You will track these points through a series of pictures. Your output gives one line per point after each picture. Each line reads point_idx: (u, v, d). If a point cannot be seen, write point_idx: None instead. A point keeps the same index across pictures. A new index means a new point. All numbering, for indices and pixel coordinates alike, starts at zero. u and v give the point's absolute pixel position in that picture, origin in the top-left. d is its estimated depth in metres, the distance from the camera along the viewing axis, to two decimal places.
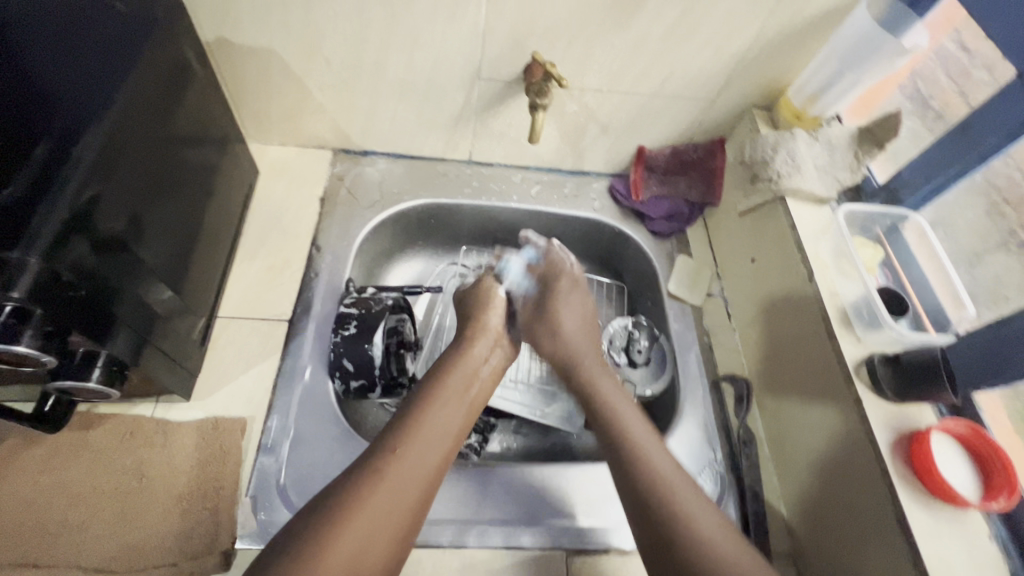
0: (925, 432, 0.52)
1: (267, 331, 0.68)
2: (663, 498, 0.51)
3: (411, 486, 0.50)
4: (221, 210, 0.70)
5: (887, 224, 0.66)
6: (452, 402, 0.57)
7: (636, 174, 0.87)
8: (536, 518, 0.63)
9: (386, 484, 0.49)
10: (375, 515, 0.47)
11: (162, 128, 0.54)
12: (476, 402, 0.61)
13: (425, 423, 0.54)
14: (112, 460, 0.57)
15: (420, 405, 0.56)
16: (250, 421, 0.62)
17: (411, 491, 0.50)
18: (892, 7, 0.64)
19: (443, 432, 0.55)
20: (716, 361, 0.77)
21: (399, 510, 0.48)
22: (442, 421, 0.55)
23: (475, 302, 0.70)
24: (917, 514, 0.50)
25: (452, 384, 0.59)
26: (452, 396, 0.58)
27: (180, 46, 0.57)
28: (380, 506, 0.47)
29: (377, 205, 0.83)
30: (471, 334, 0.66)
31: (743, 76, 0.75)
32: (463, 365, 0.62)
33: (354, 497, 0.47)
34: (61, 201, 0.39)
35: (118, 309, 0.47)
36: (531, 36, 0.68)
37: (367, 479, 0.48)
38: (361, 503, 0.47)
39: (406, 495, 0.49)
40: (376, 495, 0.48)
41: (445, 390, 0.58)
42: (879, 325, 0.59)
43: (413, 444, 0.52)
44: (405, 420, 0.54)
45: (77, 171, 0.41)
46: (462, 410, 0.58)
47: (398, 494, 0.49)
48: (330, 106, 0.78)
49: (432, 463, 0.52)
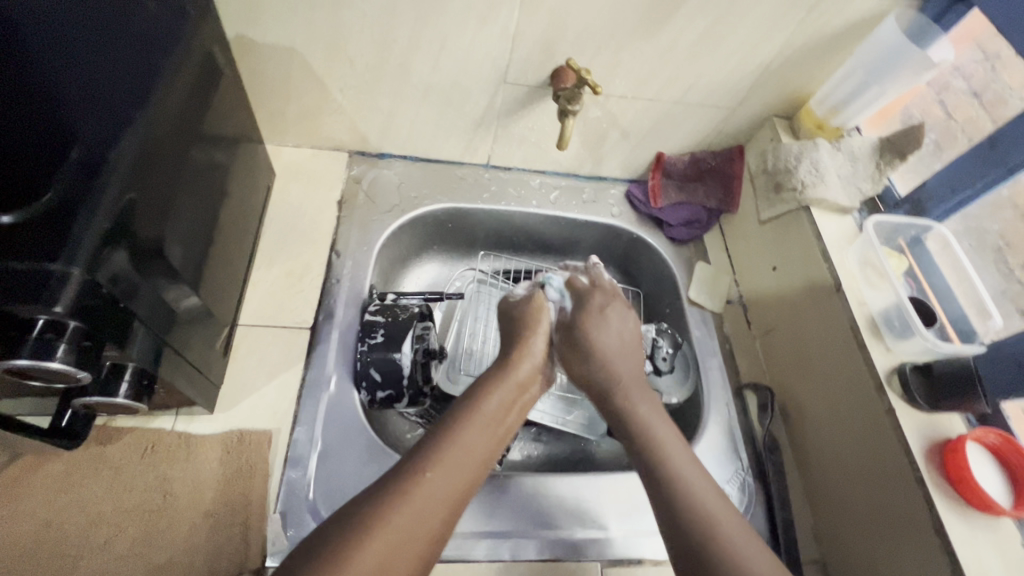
0: (960, 441, 0.53)
1: (289, 340, 0.66)
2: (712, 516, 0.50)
3: (434, 508, 0.48)
4: (240, 214, 0.67)
5: (912, 234, 0.67)
6: (485, 426, 0.56)
7: (655, 180, 0.87)
8: (569, 529, 0.62)
9: (412, 504, 0.47)
10: (398, 535, 0.45)
11: (188, 127, 0.51)
12: (508, 427, 0.60)
13: (456, 445, 0.53)
14: (133, 476, 0.54)
15: (453, 429, 0.55)
16: (276, 433, 0.60)
17: (435, 512, 0.48)
18: (919, 19, 0.65)
19: (473, 453, 0.53)
20: (738, 368, 0.77)
21: (422, 532, 0.46)
22: (474, 443, 0.54)
23: (521, 317, 0.70)
24: (955, 523, 0.51)
25: (489, 409, 0.58)
26: (485, 421, 0.57)
27: (209, 45, 0.54)
28: (404, 525, 0.46)
29: (396, 210, 0.81)
30: (515, 356, 0.65)
31: (766, 85, 0.75)
32: (502, 387, 0.61)
33: (378, 513, 0.45)
34: (101, 208, 0.37)
35: (139, 306, 0.43)
36: (562, 42, 0.67)
37: (393, 497, 0.47)
38: (384, 521, 0.45)
39: (429, 517, 0.47)
40: (401, 513, 0.46)
41: (479, 413, 0.57)
42: (911, 334, 0.59)
43: (443, 464, 0.51)
44: (436, 442, 0.53)
45: (116, 177, 0.39)
46: (495, 435, 0.57)
47: (422, 515, 0.47)
48: (350, 107, 0.76)
49: (458, 486, 0.51)
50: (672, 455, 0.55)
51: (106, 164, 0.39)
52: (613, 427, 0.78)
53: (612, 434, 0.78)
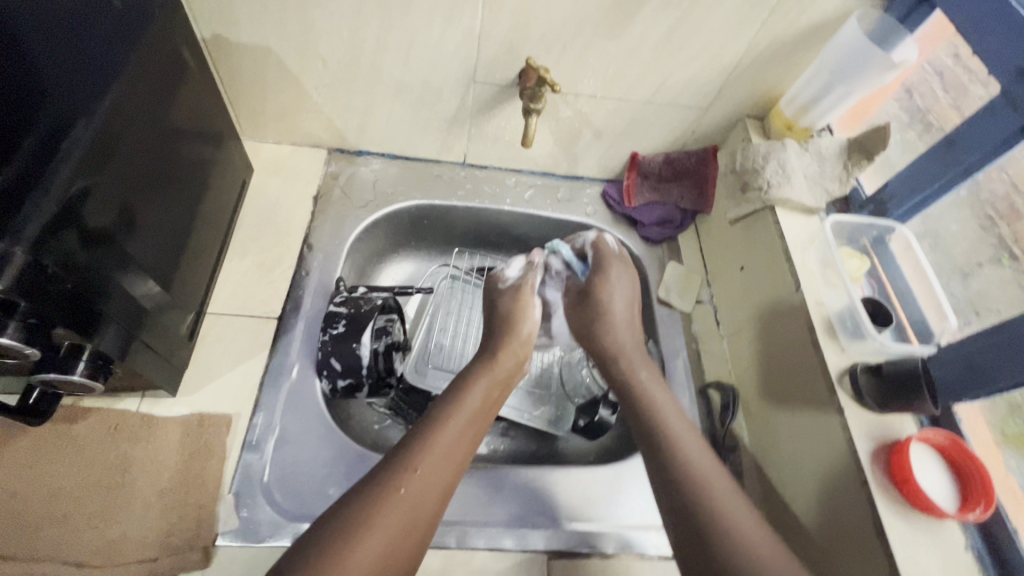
0: (905, 442, 0.52)
1: (256, 328, 0.68)
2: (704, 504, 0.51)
3: (428, 501, 0.51)
4: (214, 207, 0.70)
5: (874, 234, 0.67)
6: (469, 417, 0.59)
7: (630, 180, 0.87)
8: (520, 520, 0.63)
9: (406, 500, 0.50)
10: (395, 529, 0.48)
11: (155, 126, 0.54)
12: (487, 417, 0.62)
13: (441, 437, 0.55)
14: (95, 454, 0.57)
15: (439, 421, 0.57)
16: (236, 417, 0.62)
17: (428, 505, 0.51)
18: (884, 20, 0.65)
19: (457, 445, 0.56)
20: (704, 368, 0.77)
21: (417, 525, 0.50)
22: (457, 435, 0.57)
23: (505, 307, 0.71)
24: (897, 524, 0.51)
25: (472, 401, 0.60)
26: (468, 412, 0.59)
27: (176, 42, 0.57)
28: (400, 520, 0.48)
29: (370, 205, 0.83)
30: (497, 346, 0.68)
31: (736, 86, 0.75)
32: (485, 377, 0.64)
33: (374, 509, 0.48)
34: (50, 192, 0.40)
35: (107, 307, 0.48)
36: (527, 42, 0.68)
37: (388, 493, 0.49)
38: (382, 516, 0.48)
39: (422, 509, 0.50)
40: (397, 509, 0.49)
41: (463, 405, 0.59)
42: (862, 335, 0.59)
43: (431, 458, 0.53)
44: (423, 436, 0.55)
45: (67, 164, 0.41)
46: (475, 425, 0.59)
47: (415, 509, 0.50)
48: (326, 106, 0.78)
49: (447, 478, 0.53)
50: (678, 436, 0.57)
51: (60, 149, 0.41)
52: (577, 423, 0.76)
53: (575, 429, 0.77)
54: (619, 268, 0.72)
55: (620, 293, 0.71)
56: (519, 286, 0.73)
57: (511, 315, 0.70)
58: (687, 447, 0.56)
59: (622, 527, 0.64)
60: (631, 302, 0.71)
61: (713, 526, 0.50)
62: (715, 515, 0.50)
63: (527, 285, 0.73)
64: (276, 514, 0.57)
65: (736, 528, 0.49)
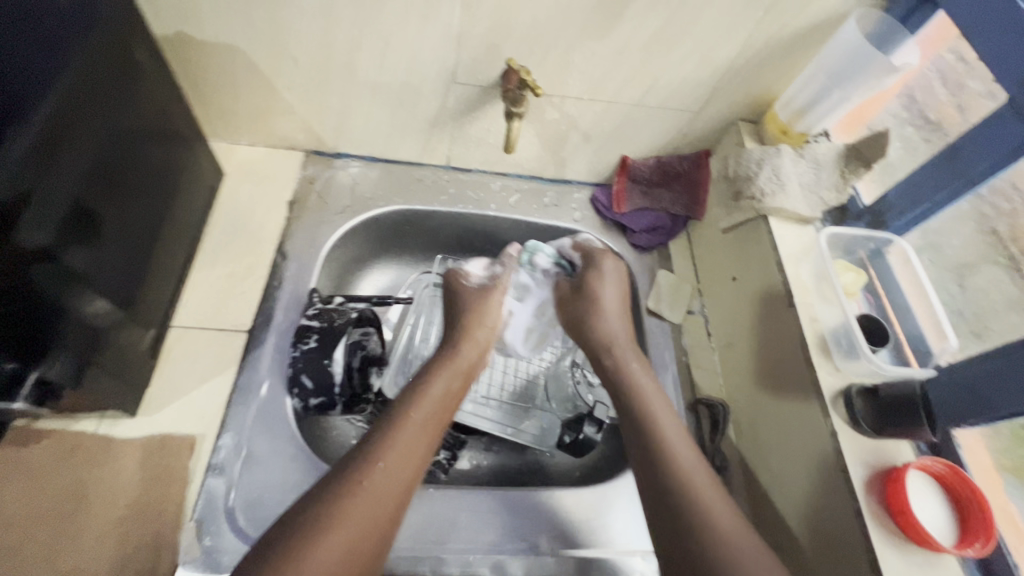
0: (901, 471, 0.50)
1: (225, 343, 0.65)
2: (687, 494, 0.49)
3: (391, 494, 0.49)
4: (179, 213, 0.66)
5: (871, 247, 0.64)
6: (432, 410, 0.57)
7: (619, 184, 0.84)
8: (498, 546, 0.61)
9: (366, 494, 0.48)
10: (356, 525, 0.46)
11: (105, 132, 0.50)
12: (452, 412, 0.60)
13: (404, 429, 0.53)
14: (50, 480, 0.54)
15: (401, 414, 0.55)
16: (200, 439, 0.59)
17: (391, 499, 0.49)
18: (885, 21, 0.61)
19: (420, 438, 0.54)
20: (694, 382, 0.74)
21: (381, 520, 0.47)
22: (420, 427, 0.55)
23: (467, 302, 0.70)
24: (891, 558, 0.49)
25: (435, 393, 0.58)
26: (432, 404, 0.57)
27: (130, 39, 0.53)
28: (360, 516, 0.46)
29: (348, 211, 0.79)
30: (455, 341, 0.65)
31: (729, 88, 0.72)
32: (447, 370, 0.62)
33: (333, 505, 0.46)
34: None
35: (57, 328, 0.46)
36: (509, 41, 0.64)
37: (347, 489, 0.47)
38: (341, 512, 0.46)
39: (385, 504, 0.48)
40: (358, 504, 0.47)
41: (425, 397, 0.57)
42: (857, 355, 0.56)
43: (394, 450, 0.51)
44: (385, 430, 0.53)
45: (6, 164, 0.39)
46: (439, 418, 0.57)
47: (377, 504, 0.48)
48: (301, 107, 0.74)
49: (410, 472, 0.51)
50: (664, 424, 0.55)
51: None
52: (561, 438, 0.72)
53: (559, 446, 0.73)
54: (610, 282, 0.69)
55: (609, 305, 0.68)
56: (486, 289, 0.71)
57: (466, 317, 0.68)
58: (671, 436, 0.54)
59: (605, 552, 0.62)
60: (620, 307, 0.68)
61: (694, 521, 0.47)
62: (698, 506, 0.48)
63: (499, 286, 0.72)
64: (240, 542, 0.55)
65: (717, 527, 0.46)
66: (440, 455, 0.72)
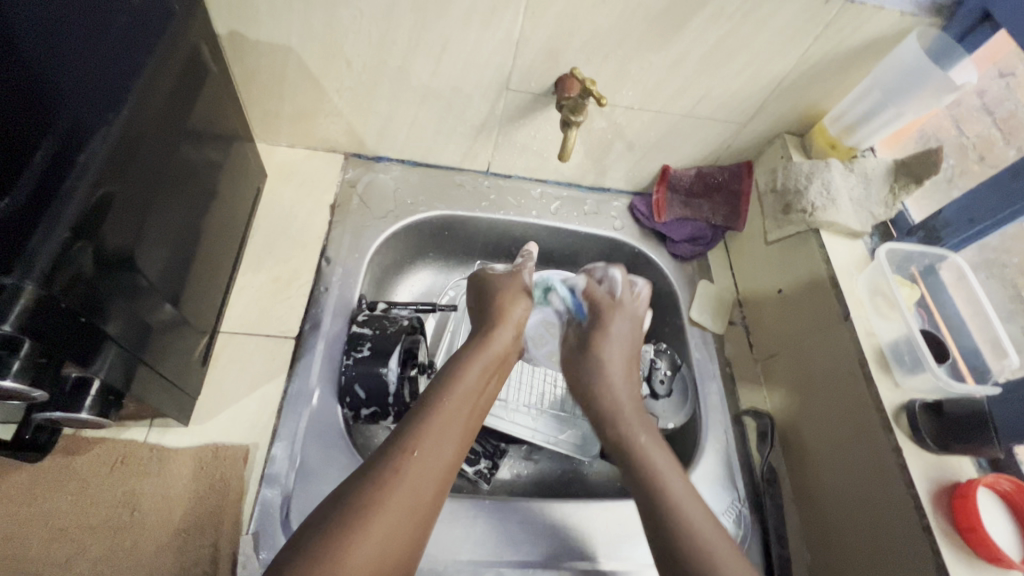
0: (970, 487, 0.51)
1: (273, 349, 0.64)
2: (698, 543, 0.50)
3: (428, 484, 0.50)
4: (227, 216, 0.65)
5: (925, 264, 0.66)
6: (463, 398, 0.56)
7: (659, 194, 0.83)
8: (554, 559, 0.60)
9: (405, 482, 0.49)
10: (398, 517, 0.47)
11: (169, 132, 0.48)
12: (483, 401, 0.59)
13: (438, 417, 0.53)
14: (102, 491, 0.52)
15: (437, 400, 0.55)
16: (253, 448, 0.58)
17: (428, 488, 0.50)
18: (942, 37, 0.62)
19: (452, 424, 0.54)
20: (738, 393, 0.75)
21: (419, 509, 0.48)
22: (456, 411, 0.55)
23: (493, 287, 0.68)
24: (962, 572, 0.50)
25: (470, 380, 0.58)
26: (465, 393, 0.57)
27: (194, 39, 0.52)
28: (399, 508, 0.47)
29: (391, 216, 0.78)
30: (491, 324, 0.64)
31: (779, 102, 0.72)
32: (482, 356, 0.60)
33: (375, 492, 0.47)
34: (71, 200, 0.36)
35: (113, 330, 0.43)
36: (570, 49, 0.64)
37: (385, 477, 0.48)
38: (380, 503, 0.47)
39: (423, 493, 0.49)
40: (397, 493, 0.48)
41: (463, 380, 0.57)
42: (920, 369, 0.57)
43: (428, 439, 0.52)
44: (423, 416, 0.53)
45: (90, 168, 0.37)
46: (473, 406, 0.57)
47: (416, 490, 0.49)
48: (346, 109, 0.73)
49: (445, 460, 0.52)
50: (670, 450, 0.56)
51: (81, 151, 0.37)
52: (606, 449, 0.74)
53: (605, 456, 0.74)
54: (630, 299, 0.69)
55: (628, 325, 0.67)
56: (515, 271, 0.70)
57: (499, 298, 0.66)
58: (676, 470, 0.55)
59: (656, 568, 0.61)
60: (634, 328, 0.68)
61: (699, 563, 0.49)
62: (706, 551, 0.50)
63: (522, 271, 0.71)
64: None
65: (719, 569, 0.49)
66: (482, 465, 0.70)
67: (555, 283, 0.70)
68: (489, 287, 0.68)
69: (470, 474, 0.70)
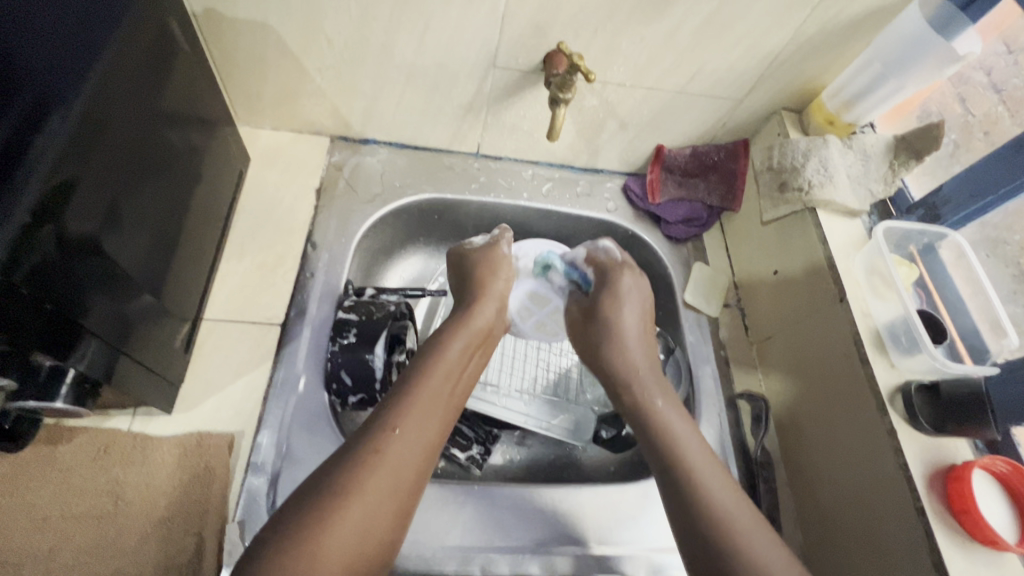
0: (966, 470, 0.51)
1: (259, 336, 0.63)
2: (713, 523, 0.48)
3: (411, 461, 0.49)
4: (209, 197, 0.63)
5: (923, 242, 0.64)
6: (446, 376, 0.55)
7: (653, 174, 0.81)
8: (545, 545, 0.60)
9: (386, 462, 0.48)
10: (380, 497, 0.46)
11: (143, 115, 0.47)
12: (466, 379, 0.58)
13: (421, 395, 0.53)
14: (84, 481, 0.52)
15: (416, 379, 0.54)
16: (239, 436, 0.57)
17: (410, 467, 0.49)
18: (944, 6, 0.60)
19: (436, 405, 0.53)
20: (732, 377, 0.74)
21: (402, 488, 0.48)
22: (438, 392, 0.54)
23: (473, 263, 0.67)
24: (955, 557, 0.49)
25: (451, 356, 0.57)
26: (447, 369, 0.56)
27: (164, 17, 0.50)
28: (380, 486, 0.47)
29: (378, 200, 0.77)
30: (472, 299, 0.63)
31: (776, 76, 0.70)
32: (462, 332, 0.60)
33: (355, 475, 0.46)
34: (31, 182, 0.35)
35: (88, 319, 0.42)
36: (557, 23, 0.61)
37: (365, 458, 0.47)
38: (364, 483, 0.46)
39: (405, 471, 0.48)
40: (378, 473, 0.47)
41: (441, 359, 0.56)
42: (917, 350, 0.56)
43: (411, 418, 0.51)
44: (399, 395, 0.52)
45: (49, 150, 0.36)
46: (454, 383, 0.56)
47: (398, 470, 0.48)
48: (329, 89, 0.70)
49: (428, 438, 0.51)
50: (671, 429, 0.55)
51: (41, 133, 0.36)
52: (599, 433, 0.73)
53: (596, 441, 0.74)
54: (629, 274, 0.66)
55: (631, 300, 0.65)
56: (494, 242, 0.68)
57: (479, 273, 0.65)
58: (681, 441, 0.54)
59: (648, 552, 0.61)
60: (637, 302, 0.65)
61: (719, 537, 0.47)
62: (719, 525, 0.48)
63: (500, 241, 0.69)
64: None
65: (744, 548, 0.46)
66: (474, 450, 0.69)
67: (554, 261, 0.69)
68: (467, 264, 0.67)
69: (461, 460, 0.69)
